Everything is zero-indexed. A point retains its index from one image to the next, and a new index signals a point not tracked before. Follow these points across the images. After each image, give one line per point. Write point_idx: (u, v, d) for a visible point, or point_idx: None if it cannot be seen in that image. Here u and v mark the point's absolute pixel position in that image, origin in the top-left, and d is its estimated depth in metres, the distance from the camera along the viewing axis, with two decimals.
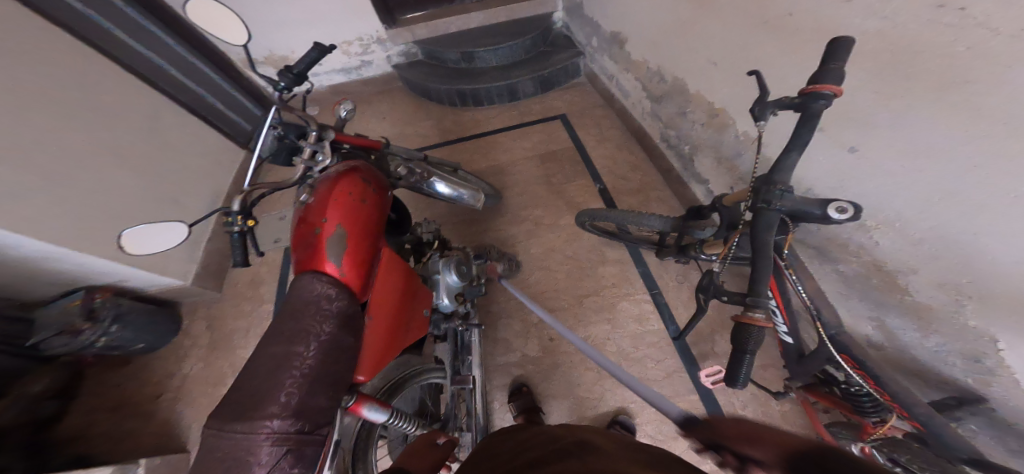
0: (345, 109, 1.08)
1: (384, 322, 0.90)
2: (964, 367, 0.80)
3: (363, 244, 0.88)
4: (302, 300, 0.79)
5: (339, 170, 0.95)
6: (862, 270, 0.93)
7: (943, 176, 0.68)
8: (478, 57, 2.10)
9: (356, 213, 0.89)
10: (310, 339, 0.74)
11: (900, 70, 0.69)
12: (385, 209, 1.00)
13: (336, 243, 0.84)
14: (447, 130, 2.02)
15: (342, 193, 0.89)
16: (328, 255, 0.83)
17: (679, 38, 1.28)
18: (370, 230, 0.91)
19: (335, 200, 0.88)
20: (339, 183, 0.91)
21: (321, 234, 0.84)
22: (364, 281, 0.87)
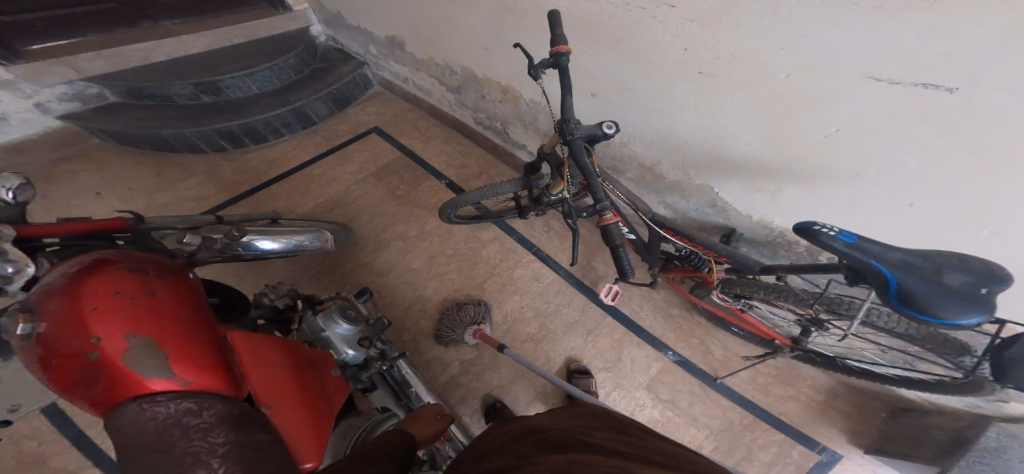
0: (12, 191, 0.64)
1: (290, 402, 0.75)
2: (713, 212, 1.27)
3: (191, 339, 0.66)
4: (148, 437, 0.58)
5: (67, 272, 0.64)
6: (639, 173, 1.41)
7: (641, 100, 1.19)
8: (228, 86, 1.90)
9: (148, 311, 0.65)
10: (208, 460, 0.58)
11: (594, 39, 1.16)
12: (189, 290, 0.76)
13: (144, 353, 0.60)
14: (235, 181, 1.70)
15: (106, 294, 0.62)
16: (144, 372, 0.60)
17: (448, 32, 1.49)
18: (186, 321, 0.68)
19: (99, 305, 0.61)
20: (86, 288, 0.62)
21: (107, 358, 0.59)
22: (226, 375, 0.68)
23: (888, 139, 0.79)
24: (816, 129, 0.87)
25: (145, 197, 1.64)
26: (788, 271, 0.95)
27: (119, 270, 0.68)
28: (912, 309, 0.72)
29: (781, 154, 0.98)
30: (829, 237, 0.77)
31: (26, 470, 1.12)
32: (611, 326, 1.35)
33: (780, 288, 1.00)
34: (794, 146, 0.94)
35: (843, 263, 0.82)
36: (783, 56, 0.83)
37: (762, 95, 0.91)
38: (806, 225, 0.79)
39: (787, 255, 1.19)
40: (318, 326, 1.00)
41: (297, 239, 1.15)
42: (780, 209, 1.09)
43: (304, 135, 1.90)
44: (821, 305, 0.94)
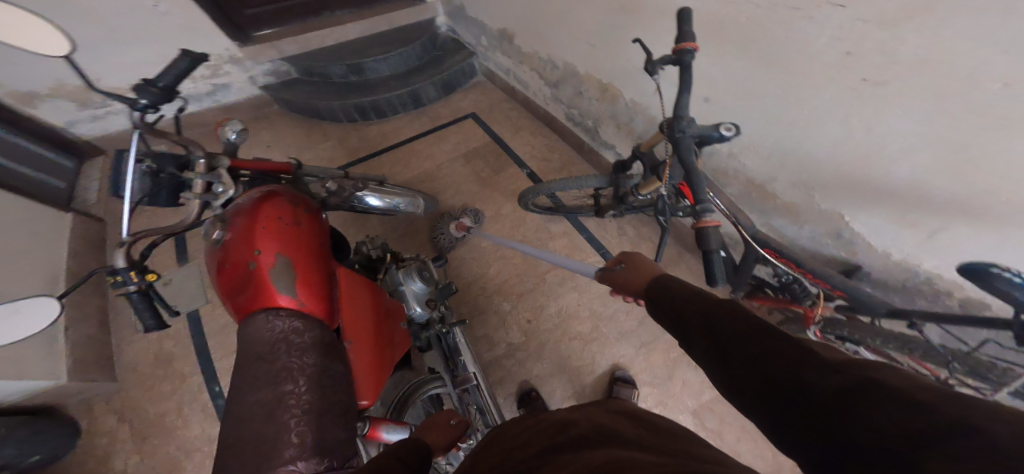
0: (234, 130, 0.87)
1: (367, 344, 0.88)
2: (834, 245, 1.07)
3: (313, 270, 0.82)
4: (263, 343, 0.72)
5: (252, 198, 0.86)
6: (744, 188, 1.25)
7: (767, 106, 1.04)
8: (368, 68, 2.22)
9: (293, 241, 0.82)
10: (296, 375, 0.70)
11: (719, 36, 1.04)
12: (323, 230, 0.93)
13: (281, 274, 0.77)
14: (355, 148, 2.00)
15: (269, 220, 0.82)
16: (278, 288, 0.76)
17: (558, 26, 1.50)
18: (315, 256, 0.85)
19: (263, 228, 0.80)
20: (260, 212, 0.82)
21: (259, 270, 0.76)
22: (328, 307, 0.82)
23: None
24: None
25: (291, 154, 2.04)
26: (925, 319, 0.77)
27: (282, 201, 0.87)
28: None
29: (959, 187, 0.75)
30: (1011, 285, 0.61)
31: (186, 342, 1.53)
32: (669, 347, 1.25)
33: (904, 336, 0.80)
34: (981, 178, 0.72)
35: (1016, 319, 0.64)
36: (1003, 60, 0.62)
37: (947, 107, 0.71)
38: (975, 266, 0.62)
39: (928, 304, 0.94)
40: (398, 279, 1.11)
41: (398, 201, 1.31)
42: (936, 250, 0.86)
43: (414, 114, 2.12)
44: (961, 367, 0.74)
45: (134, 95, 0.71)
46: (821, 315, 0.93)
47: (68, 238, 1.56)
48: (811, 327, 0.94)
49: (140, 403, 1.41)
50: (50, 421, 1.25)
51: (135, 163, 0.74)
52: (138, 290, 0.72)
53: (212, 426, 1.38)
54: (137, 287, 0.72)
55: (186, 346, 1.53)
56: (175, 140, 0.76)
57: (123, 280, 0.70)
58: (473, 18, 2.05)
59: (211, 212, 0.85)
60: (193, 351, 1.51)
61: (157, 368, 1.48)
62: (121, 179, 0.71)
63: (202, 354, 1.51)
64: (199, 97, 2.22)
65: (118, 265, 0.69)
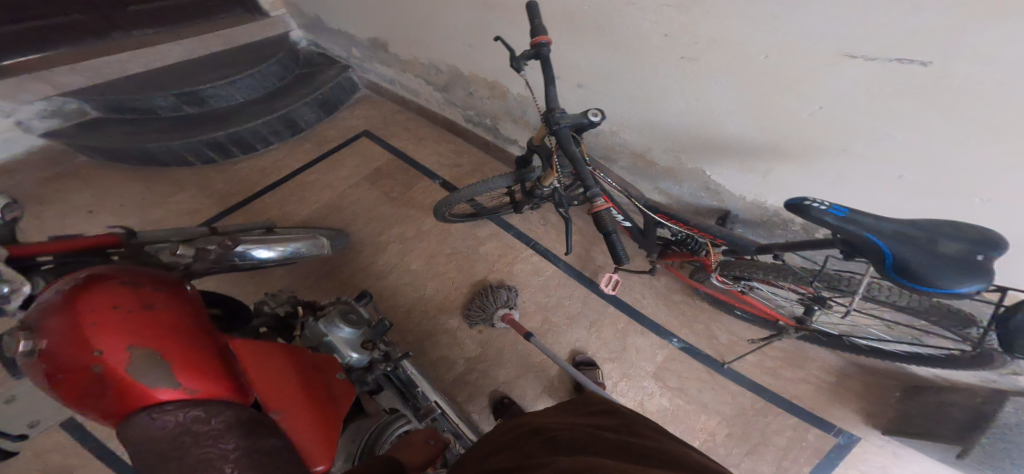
0: None
1: (298, 408, 0.75)
2: (708, 196, 1.29)
3: (195, 349, 0.66)
4: (158, 448, 0.58)
5: (64, 289, 0.64)
6: (631, 162, 1.42)
7: (630, 89, 1.19)
8: (212, 96, 1.87)
9: (148, 323, 0.64)
10: (220, 465, 0.58)
11: (576, 27, 1.16)
12: (188, 302, 0.75)
13: (144, 367, 0.59)
14: (227, 192, 1.68)
15: (106, 306, 0.62)
16: (148, 385, 0.59)
17: (431, 30, 1.49)
18: (188, 331, 0.68)
19: (95, 320, 0.60)
20: (84, 302, 0.61)
21: (111, 370, 0.58)
22: (233, 382, 0.68)
23: (867, 113, 0.81)
24: (799, 105, 0.89)
25: (135, 213, 1.62)
26: (784, 249, 0.96)
27: (113, 285, 0.67)
28: (912, 280, 0.74)
29: (771, 131, 0.98)
30: (820, 212, 0.77)
31: None
32: (613, 315, 1.37)
33: (777, 266, 1.02)
34: (779, 124, 0.96)
35: (838, 238, 0.83)
36: (760, 35, 0.85)
37: (744, 75, 0.93)
38: (796, 201, 0.79)
39: (784, 233, 1.20)
40: (321, 331, 1.00)
41: (293, 246, 1.14)
42: (771, 187, 1.10)
43: (293, 141, 1.88)
44: (821, 283, 0.95)
45: None
46: (716, 261, 1.13)
47: None
48: (712, 272, 1.13)
49: None
50: None
51: None
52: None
53: None
54: None
55: None
56: None
57: None
58: (337, 29, 1.91)
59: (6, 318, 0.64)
60: None
61: None
62: None
63: None
64: None
65: None
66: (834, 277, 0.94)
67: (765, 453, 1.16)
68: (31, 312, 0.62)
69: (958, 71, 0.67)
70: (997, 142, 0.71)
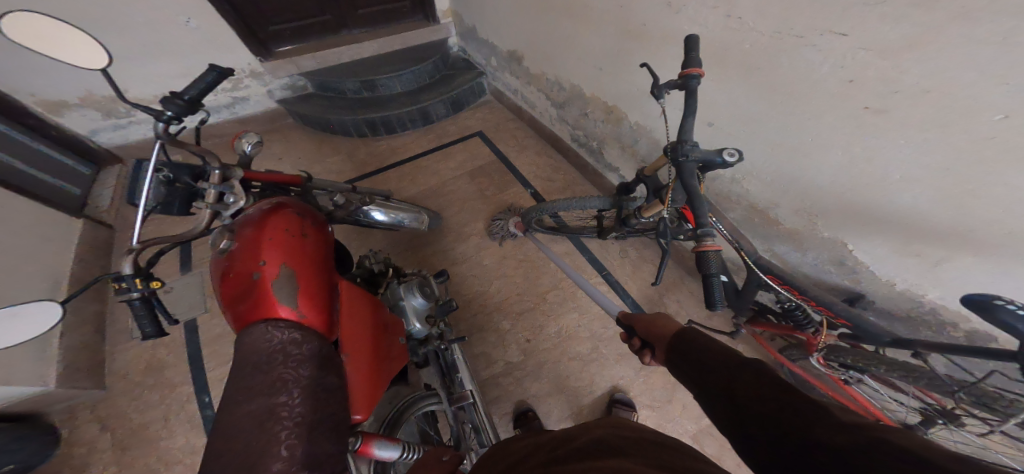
0: (250, 143, 0.89)
1: (365, 360, 0.87)
2: (835, 271, 1.06)
3: (317, 283, 0.82)
4: (261, 353, 0.71)
5: (257, 212, 0.86)
6: (746, 213, 1.25)
7: (772, 134, 1.05)
8: (381, 85, 2.29)
9: (295, 254, 0.82)
10: (289, 388, 0.69)
11: (721, 61, 1.06)
12: (328, 243, 0.94)
13: (285, 285, 0.77)
14: (362, 162, 2.03)
15: (277, 231, 0.83)
16: (279, 299, 0.76)
17: (565, 50, 1.55)
18: (319, 268, 0.84)
19: (270, 240, 0.81)
20: (267, 224, 0.83)
21: (262, 281, 0.76)
22: (330, 320, 0.82)
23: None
24: (1019, 191, 0.67)
25: (301, 166, 2.08)
26: (930, 350, 0.74)
27: (290, 214, 0.88)
28: None
29: (963, 216, 0.75)
30: (1013, 314, 0.61)
31: (181, 349, 1.53)
32: (667, 371, 1.22)
33: (909, 367, 0.77)
34: (975, 208, 0.73)
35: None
36: (998, 94, 0.64)
37: (944, 138, 0.73)
38: (977, 297, 0.63)
39: (936, 336, 0.94)
40: (399, 294, 1.11)
41: (402, 216, 1.33)
42: (938, 282, 0.86)
43: (423, 131, 2.17)
44: (967, 394, 0.71)
45: (161, 107, 0.71)
46: (825, 342, 0.92)
47: (75, 244, 1.60)
48: (815, 352, 0.93)
49: (129, 410, 1.40)
50: (37, 425, 1.24)
51: (153, 172, 0.76)
52: (141, 297, 0.72)
53: (199, 435, 1.36)
54: (140, 293, 0.72)
55: (180, 354, 1.53)
56: (194, 152, 0.78)
57: (128, 287, 0.70)
58: (484, 40, 2.13)
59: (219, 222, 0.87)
60: (186, 359, 1.51)
61: (152, 373, 1.48)
62: (137, 191, 0.73)
63: (195, 364, 1.50)
64: (218, 109, 2.30)
65: (124, 272, 0.70)
66: (986, 392, 0.69)
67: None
68: (236, 220, 0.86)
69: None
70: None
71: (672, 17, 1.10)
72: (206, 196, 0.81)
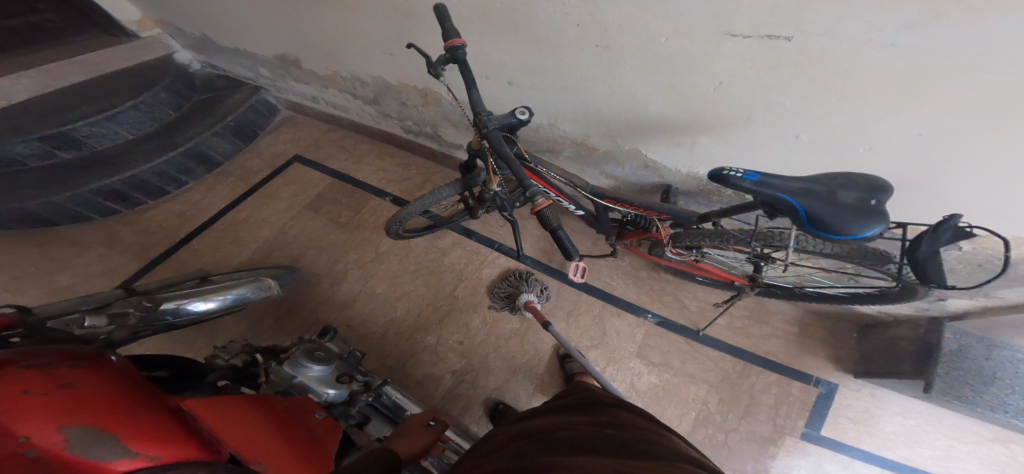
0: None
1: (282, 454, 0.68)
2: (648, 175, 1.39)
3: (144, 418, 0.57)
4: None
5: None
6: (577, 152, 1.48)
7: (555, 81, 1.25)
8: (91, 139, 1.61)
9: (70, 403, 0.53)
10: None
11: (498, 25, 1.17)
12: (112, 372, 0.64)
13: (99, 441, 0.50)
14: (138, 245, 1.46)
15: (13, 393, 0.50)
16: (110, 459, 0.49)
17: (343, 39, 1.40)
18: (127, 401, 0.59)
19: (9, 407, 0.48)
20: None
21: (50, 454, 0.47)
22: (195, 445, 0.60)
23: (753, 84, 0.94)
24: (704, 84, 1.00)
25: (27, 289, 1.36)
26: (720, 215, 1.07)
27: (13, 368, 0.54)
28: (823, 231, 0.88)
29: (686, 111, 1.10)
30: (738, 180, 0.89)
31: None
32: (587, 303, 1.46)
33: (720, 232, 1.11)
34: (690, 101, 1.07)
35: (758, 201, 0.95)
36: (659, 23, 0.93)
37: (652, 60, 1.02)
38: (717, 172, 0.90)
39: (719, 199, 1.32)
40: (288, 374, 0.93)
41: (236, 293, 1.04)
42: (701, 159, 1.22)
43: (211, 178, 1.68)
44: (758, 241, 1.06)
45: None
46: (667, 235, 1.21)
47: None
48: (666, 245, 1.23)
49: None
50: None
51: None
52: None
53: None
54: None
55: None
56: None
57: None
58: (235, 49, 1.75)
59: None
60: None
61: None
62: None
63: None
64: None
65: None
66: (768, 234, 1.04)
67: (757, 412, 1.27)
68: None
69: (813, 43, 0.80)
70: (860, 98, 0.85)
71: None
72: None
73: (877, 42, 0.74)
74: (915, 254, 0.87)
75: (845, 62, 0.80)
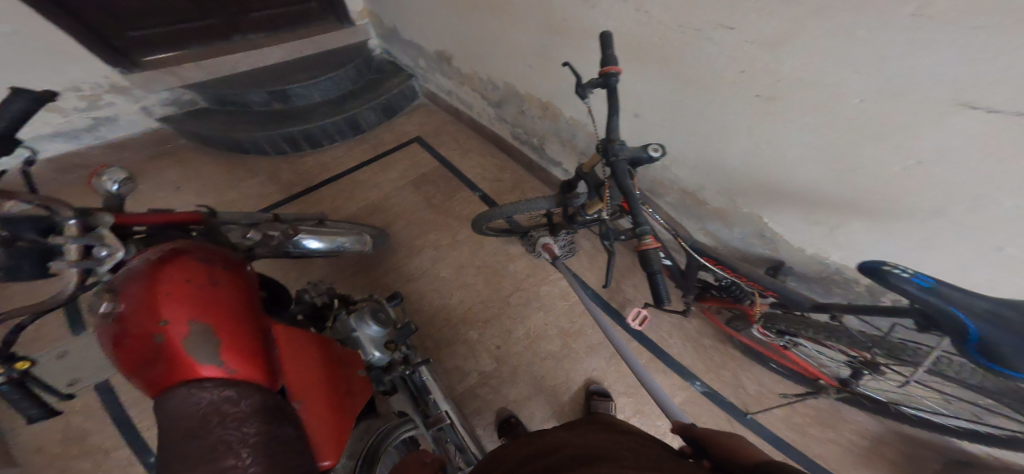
0: (114, 180, 0.73)
1: (320, 404, 0.77)
2: (757, 243, 1.19)
3: (244, 331, 0.70)
4: (186, 418, 0.61)
5: (147, 259, 0.71)
6: (678, 197, 1.35)
7: (686, 122, 1.15)
8: (293, 94, 2.09)
9: (207, 300, 0.69)
10: (237, 449, 0.60)
11: (642, 54, 1.12)
12: (249, 285, 0.81)
13: (199, 342, 0.65)
14: (288, 183, 1.84)
15: (178, 282, 0.68)
16: (199, 359, 0.64)
17: (495, 48, 1.55)
18: (237, 308, 0.72)
19: (167, 294, 0.66)
20: (163, 275, 0.68)
21: (169, 341, 0.64)
22: (268, 367, 0.71)
23: (975, 173, 0.70)
24: (889, 160, 0.79)
25: (216, 192, 1.82)
26: (843, 311, 0.84)
27: (191, 261, 0.73)
28: (987, 360, 0.64)
29: (845, 188, 0.89)
30: (901, 279, 0.66)
31: (104, 415, 1.33)
32: (637, 351, 1.30)
33: (831, 327, 0.88)
34: (859, 177, 0.86)
35: (914, 307, 0.72)
36: (856, 80, 0.76)
37: (827, 118, 0.84)
38: (871, 264, 0.68)
39: (842, 293, 1.07)
40: (350, 325, 1.05)
41: (340, 241, 1.22)
42: (839, 245, 0.99)
43: (354, 142, 2.03)
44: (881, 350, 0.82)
45: None
46: (760, 311, 1.01)
47: None
48: (756, 324, 1.01)
49: None
50: None
51: None
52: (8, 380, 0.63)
53: None
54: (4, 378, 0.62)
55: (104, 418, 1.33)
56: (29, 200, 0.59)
57: None
58: (409, 43, 2.08)
59: (97, 279, 0.70)
60: (107, 427, 1.31)
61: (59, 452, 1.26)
62: None
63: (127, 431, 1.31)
64: (74, 133, 1.99)
65: None
66: (897, 345, 0.81)
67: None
68: (119, 276, 0.70)
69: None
70: None
71: (591, 12, 1.14)
72: (65, 253, 0.63)
73: None
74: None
75: None
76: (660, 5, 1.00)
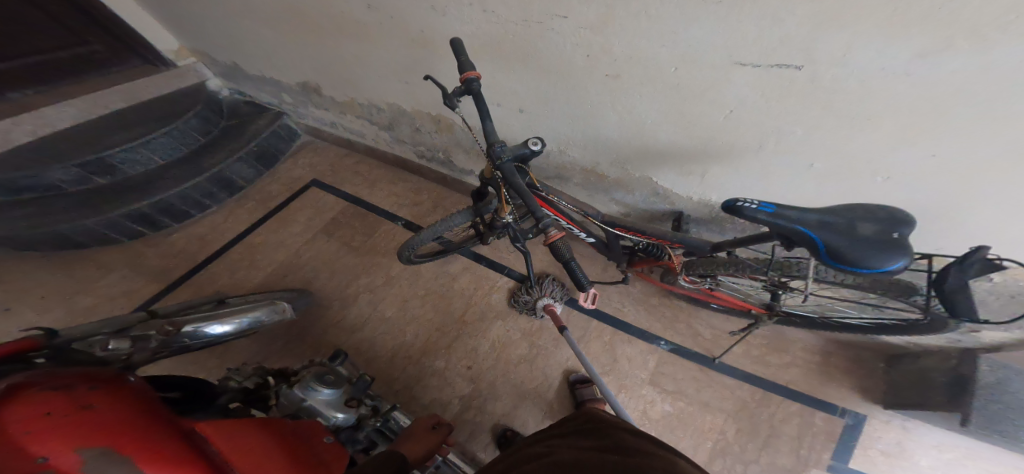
0: None
1: (285, 472, 0.68)
2: (661, 203, 1.39)
3: (160, 440, 0.58)
4: None
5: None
6: (586, 179, 1.49)
7: (567, 111, 1.27)
8: (124, 162, 1.70)
9: (92, 424, 0.55)
10: None
11: (508, 54, 1.18)
12: (136, 397, 0.66)
13: (109, 464, 0.51)
14: (159, 270, 1.52)
15: (40, 415, 0.52)
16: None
17: (362, 68, 1.48)
18: (136, 419, 0.60)
19: (31, 430, 0.50)
20: (14, 412, 0.51)
21: None
22: (207, 466, 0.60)
23: (765, 111, 0.93)
24: (716, 113, 1.00)
25: (54, 310, 1.41)
26: (734, 244, 1.06)
27: (41, 392, 0.57)
28: (842, 263, 0.85)
29: (696, 140, 1.10)
30: (753, 211, 0.87)
31: None
32: (598, 330, 1.46)
33: (736, 261, 1.09)
34: (699, 128, 1.07)
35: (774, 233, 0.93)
36: (671, 55, 0.94)
37: (661, 88, 1.02)
38: (731, 203, 0.89)
39: (733, 228, 1.32)
40: (297, 397, 0.94)
41: (250, 317, 1.07)
42: (711, 187, 1.22)
43: (232, 201, 1.75)
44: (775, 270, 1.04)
45: None
46: (681, 263, 1.21)
47: None
48: (682, 274, 1.20)
49: None
50: None
51: None
52: None
53: None
54: None
55: None
56: None
57: None
58: (262, 77, 1.85)
59: None
60: None
61: None
62: None
63: None
64: None
65: None
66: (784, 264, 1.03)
67: (778, 444, 1.23)
68: None
69: (824, 73, 0.80)
70: (872, 129, 0.85)
71: (453, 22, 1.16)
72: None
73: (889, 70, 0.74)
74: (944, 285, 0.87)
75: (860, 94, 0.80)
76: (502, 4, 1.05)
